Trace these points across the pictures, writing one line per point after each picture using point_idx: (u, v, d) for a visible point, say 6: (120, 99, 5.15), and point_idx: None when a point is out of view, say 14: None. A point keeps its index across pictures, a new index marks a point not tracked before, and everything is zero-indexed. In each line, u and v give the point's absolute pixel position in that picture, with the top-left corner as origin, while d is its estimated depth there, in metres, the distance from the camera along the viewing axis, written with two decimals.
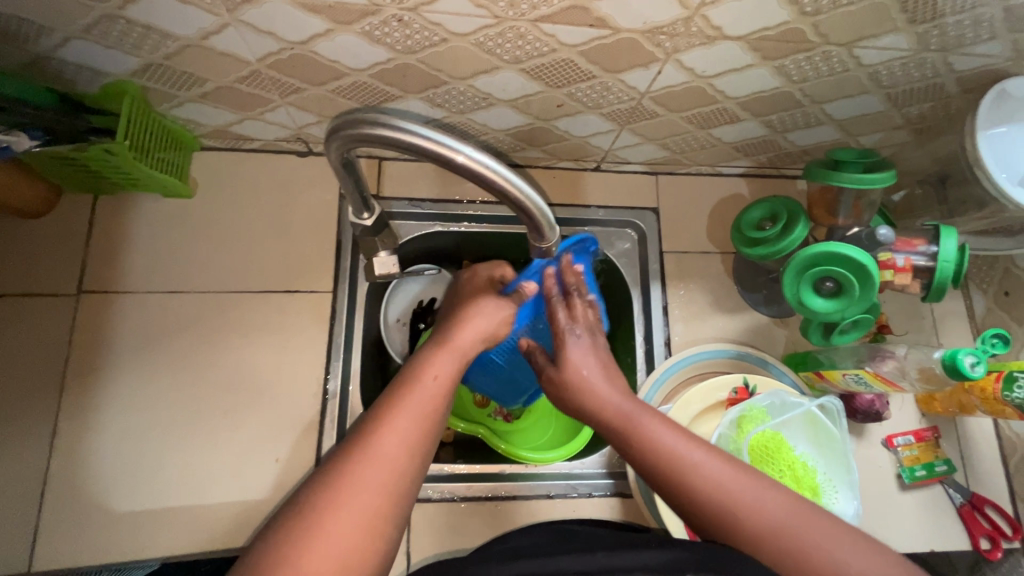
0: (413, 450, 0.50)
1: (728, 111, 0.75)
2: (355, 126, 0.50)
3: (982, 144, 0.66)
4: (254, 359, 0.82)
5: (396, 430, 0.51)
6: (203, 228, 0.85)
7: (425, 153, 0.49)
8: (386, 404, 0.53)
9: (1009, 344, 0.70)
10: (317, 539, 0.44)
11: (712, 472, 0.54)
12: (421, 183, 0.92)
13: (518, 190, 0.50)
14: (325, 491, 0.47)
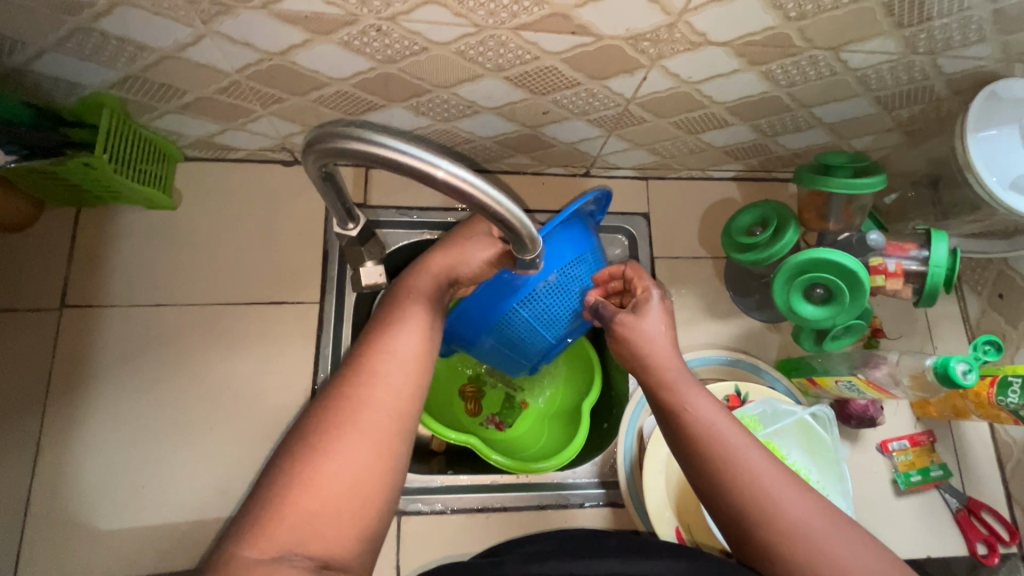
0: (413, 386, 0.52)
1: (716, 115, 0.74)
2: (331, 139, 0.49)
3: (972, 147, 0.65)
4: (240, 373, 0.81)
5: (394, 362, 0.52)
6: (187, 240, 0.84)
7: (402, 168, 0.48)
8: (381, 338, 0.54)
9: (1002, 349, 0.69)
10: (330, 459, 0.46)
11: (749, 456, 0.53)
12: (408, 191, 0.91)
13: (498, 205, 0.49)
14: (327, 424, 0.48)
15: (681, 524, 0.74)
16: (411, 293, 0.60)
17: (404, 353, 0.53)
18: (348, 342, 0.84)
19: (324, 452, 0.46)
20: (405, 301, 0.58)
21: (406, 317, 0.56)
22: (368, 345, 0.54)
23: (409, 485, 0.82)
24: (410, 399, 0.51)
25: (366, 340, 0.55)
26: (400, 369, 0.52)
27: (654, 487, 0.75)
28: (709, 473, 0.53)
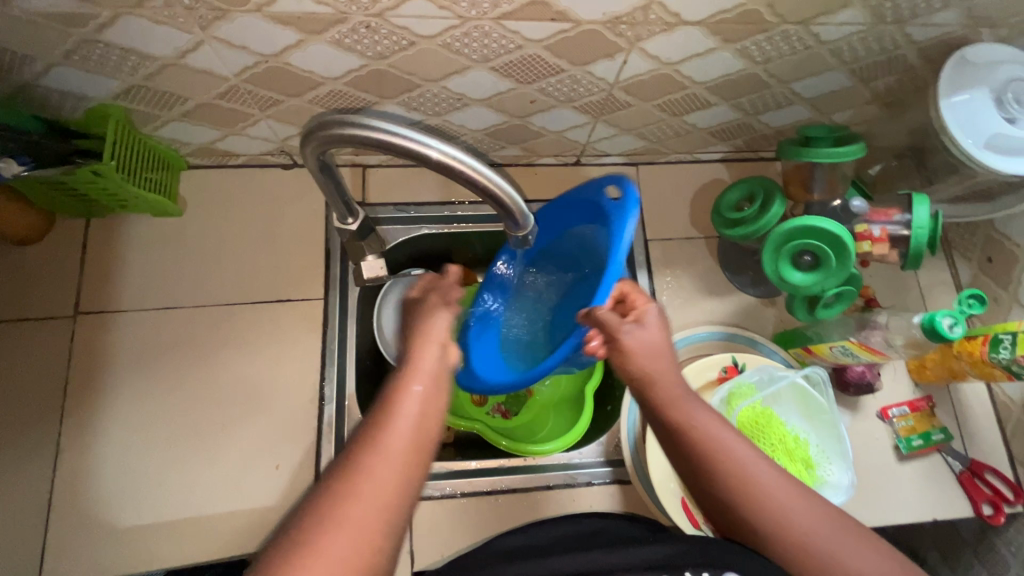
0: (402, 480, 0.48)
1: (698, 96, 0.77)
2: (328, 126, 0.52)
3: (947, 112, 0.67)
4: (250, 369, 0.83)
5: (383, 457, 0.48)
6: (194, 245, 0.87)
7: (398, 149, 0.52)
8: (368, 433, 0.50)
9: (987, 302, 0.69)
10: (309, 565, 0.42)
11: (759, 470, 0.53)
12: (406, 188, 0.94)
13: (489, 179, 0.54)
14: (306, 529, 0.44)
15: (685, 496, 0.77)
16: (406, 370, 0.56)
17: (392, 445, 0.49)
18: (353, 337, 0.87)
19: (299, 560, 0.42)
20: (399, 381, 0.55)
21: (399, 402, 0.52)
22: (356, 440, 0.49)
23: None
24: (399, 497, 0.47)
25: (357, 434, 0.51)
26: (388, 465, 0.48)
27: (657, 460, 0.78)
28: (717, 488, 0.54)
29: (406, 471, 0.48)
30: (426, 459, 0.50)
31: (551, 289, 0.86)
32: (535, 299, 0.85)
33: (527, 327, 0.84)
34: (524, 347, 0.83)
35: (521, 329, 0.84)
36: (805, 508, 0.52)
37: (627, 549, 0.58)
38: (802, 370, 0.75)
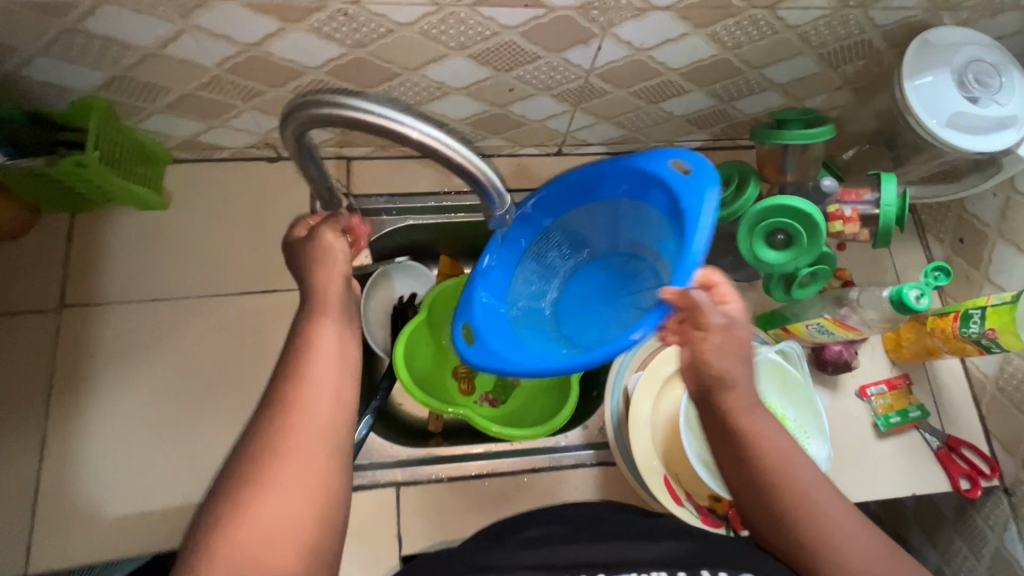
0: (335, 401, 0.55)
1: (673, 82, 0.78)
2: (308, 107, 0.53)
3: (911, 94, 0.69)
4: (236, 358, 0.84)
5: (311, 387, 0.55)
6: (179, 237, 0.87)
7: (378, 129, 0.53)
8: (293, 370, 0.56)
9: (954, 274, 0.68)
10: (266, 496, 0.49)
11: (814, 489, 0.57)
12: (391, 179, 0.95)
13: (469, 161, 0.56)
14: (255, 466, 0.50)
15: (669, 474, 0.76)
16: (315, 307, 0.61)
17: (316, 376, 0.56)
18: None
19: (261, 489, 0.49)
20: (312, 323, 0.60)
21: (314, 343, 0.58)
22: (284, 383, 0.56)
23: (408, 458, 0.85)
24: (335, 414, 0.55)
25: (280, 374, 0.57)
26: (318, 392, 0.55)
27: (642, 440, 0.77)
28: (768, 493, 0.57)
29: (336, 391, 0.56)
30: (351, 379, 0.58)
31: (555, 264, 0.82)
32: (539, 274, 0.81)
33: (534, 304, 0.80)
34: (533, 325, 0.78)
35: (529, 307, 0.79)
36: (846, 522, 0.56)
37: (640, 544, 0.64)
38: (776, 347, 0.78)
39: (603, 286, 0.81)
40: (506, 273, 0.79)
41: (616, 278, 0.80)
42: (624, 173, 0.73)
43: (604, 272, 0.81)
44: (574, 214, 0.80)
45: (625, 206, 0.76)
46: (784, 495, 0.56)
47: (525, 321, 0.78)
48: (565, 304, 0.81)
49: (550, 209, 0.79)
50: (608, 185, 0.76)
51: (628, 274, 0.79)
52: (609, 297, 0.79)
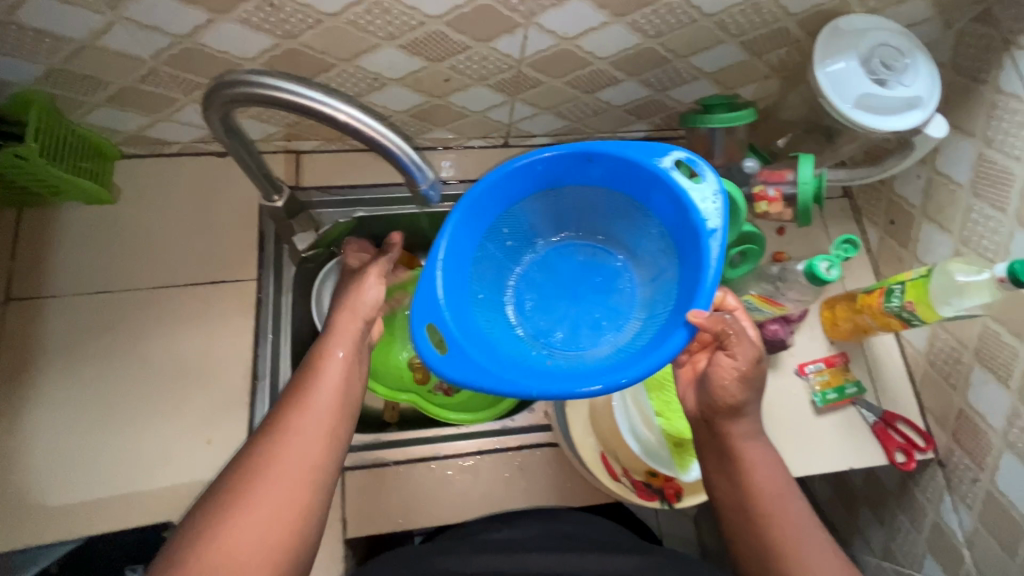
0: (331, 430, 0.61)
1: (604, 72, 0.81)
2: (210, 93, 0.57)
3: (824, 79, 0.73)
4: (183, 347, 0.85)
5: (309, 414, 0.61)
6: (127, 230, 0.89)
7: (275, 101, 0.56)
8: (297, 398, 0.62)
9: (862, 246, 0.69)
10: (249, 501, 0.55)
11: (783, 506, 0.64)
12: (340, 172, 0.95)
13: (359, 121, 0.57)
14: (248, 476, 0.56)
15: (605, 450, 0.78)
16: (332, 340, 0.67)
17: (317, 406, 0.61)
18: (287, 313, 0.90)
19: (246, 495, 0.55)
20: (326, 345, 0.66)
21: (323, 365, 0.64)
22: (288, 400, 0.62)
23: (354, 444, 0.85)
24: (328, 442, 0.60)
25: (285, 396, 0.63)
26: (313, 422, 0.60)
27: (577, 418, 0.79)
28: (743, 502, 0.65)
29: (331, 420, 0.61)
30: (347, 409, 0.63)
31: (509, 248, 0.70)
32: (493, 260, 0.69)
33: (492, 296, 0.68)
34: (494, 323, 0.67)
35: (488, 302, 0.68)
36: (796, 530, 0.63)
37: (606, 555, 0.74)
38: None
39: (558, 276, 0.72)
40: (465, 261, 0.66)
41: (575, 270, 0.72)
42: (613, 160, 0.63)
43: (559, 260, 0.73)
44: (540, 195, 0.68)
45: (599, 196, 0.68)
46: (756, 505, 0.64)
47: (488, 319, 0.66)
48: (523, 296, 0.71)
49: (515, 190, 0.66)
50: (588, 171, 0.66)
51: (590, 266, 0.72)
52: (569, 290, 0.71)
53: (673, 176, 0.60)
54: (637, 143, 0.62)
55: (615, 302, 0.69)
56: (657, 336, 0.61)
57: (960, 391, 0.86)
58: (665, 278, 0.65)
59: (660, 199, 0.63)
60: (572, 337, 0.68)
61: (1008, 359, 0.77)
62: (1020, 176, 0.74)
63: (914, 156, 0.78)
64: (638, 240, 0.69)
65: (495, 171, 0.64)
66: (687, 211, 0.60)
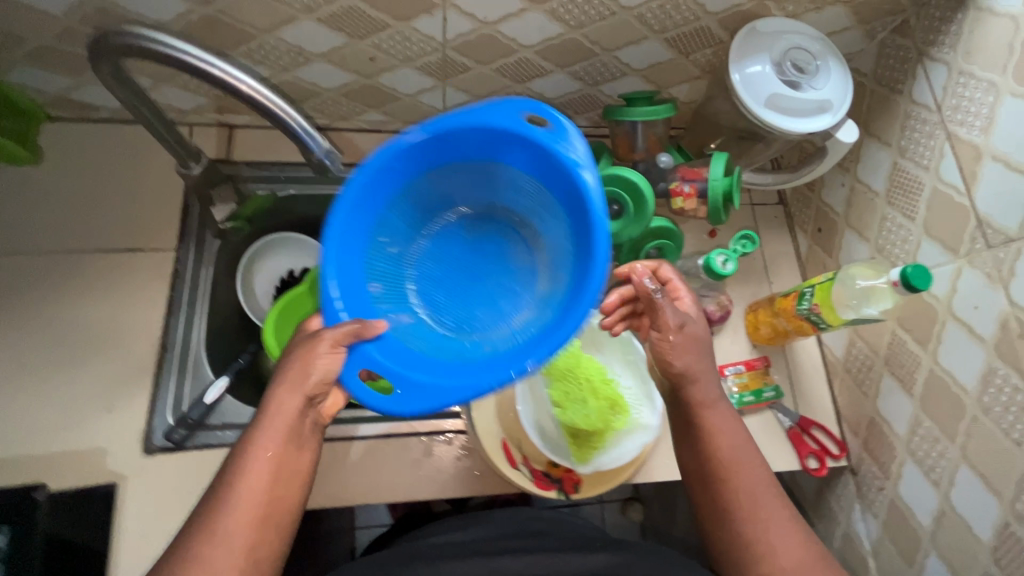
0: (249, 552, 0.54)
1: (531, 61, 0.82)
2: (93, 45, 0.56)
3: (739, 80, 0.74)
4: (91, 313, 0.83)
5: (225, 531, 0.53)
6: (47, 193, 0.87)
7: (156, 56, 0.56)
8: (205, 522, 0.54)
9: (757, 242, 0.71)
10: None
11: (749, 480, 0.60)
12: (271, 149, 0.95)
13: (245, 85, 0.57)
14: None
15: (507, 437, 0.78)
16: (259, 436, 0.58)
17: (230, 527, 0.54)
18: (204, 285, 0.88)
19: None
20: (251, 442, 0.57)
21: (245, 469, 0.56)
22: (202, 511, 0.55)
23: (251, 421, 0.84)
24: (247, 561, 0.53)
25: (201, 504, 0.56)
26: (229, 539, 0.53)
27: (483, 404, 0.78)
28: (712, 476, 0.62)
29: (252, 535, 0.54)
30: (274, 515, 0.56)
31: (393, 254, 0.67)
32: (384, 272, 0.66)
33: (400, 306, 0.66)
34: (413, 333, 0.65)
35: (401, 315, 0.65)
36: (766, 504, 0.59)
37: (577, 555, 0.72)
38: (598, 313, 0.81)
39: (452, 256, 0.70)
40: (359, 282, 0.62)
41: (471, 245, 0.70)
42: (460, 131, 0.59)
43: (450, 242, 0.70)
44: (404, 190, 0.64)
45: (467, 169, 0.64)
46: (720, 478, 0.61)
47: (414, 335, 0.64)
48: (426, 289, 0.69)
49: (378, 194, 0.62)
50: (448, 150, 0.61)
51: (483, 239, 0.70)
52: (471, 266, 0.70)
53: (531, 129, 0.57)
54: (484, 107, 0.58)
55: (523, 268, 0.69)
56: (573, 287, 0.59)
57: (871, 399, 0.86)
58: (558, 232, 0.64)
59: (518, 154, 0.60)
60: (491, 315, 0.67)
61: (914, 367, 0.78)
62: (929, 186, 0.75)
63: (829, 161, 0.79)
64: (523, 203, 0.67)
65: (349, 188, 0.59)
66: (553, 157, 0.57)
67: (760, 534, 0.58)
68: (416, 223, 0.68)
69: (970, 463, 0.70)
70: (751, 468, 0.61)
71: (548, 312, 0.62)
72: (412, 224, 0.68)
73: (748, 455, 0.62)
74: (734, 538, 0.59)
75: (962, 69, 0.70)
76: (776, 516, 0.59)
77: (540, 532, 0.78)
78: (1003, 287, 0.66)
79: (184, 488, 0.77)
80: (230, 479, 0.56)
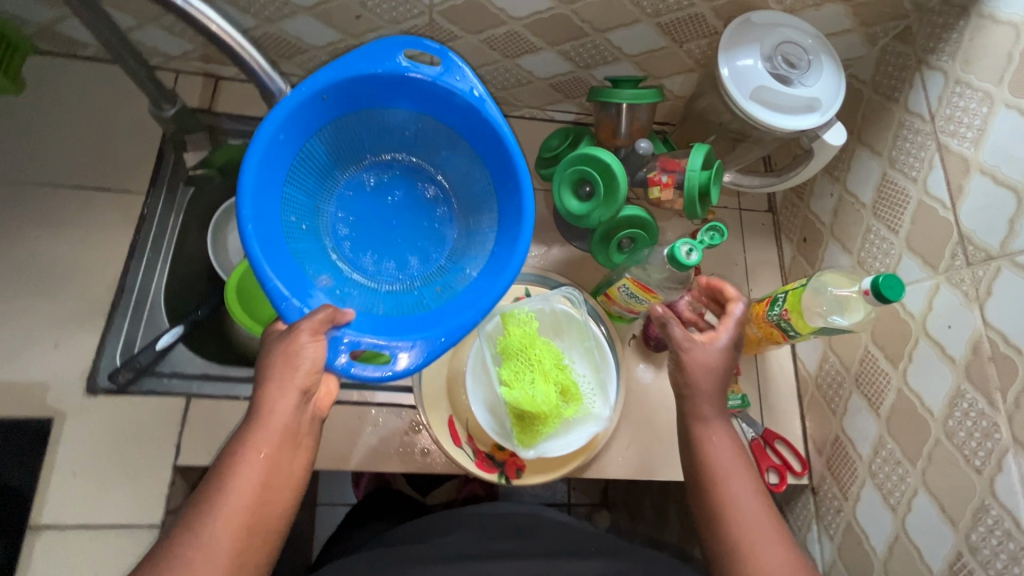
0: (235, 564, 0.49)
1: (521, 35, 0.80)
2: None
3: (728, 70, 0.72)
4: (52, 248, 0.81)
5: (212, 540, 0.49)
6: (24, 124, 0.86)
7: None
8: (187, 531, 0.49)
9: (726, 236, 0.68)
10: None
11: (738, 492, 0.57)
12: (255, 104, 0.93)
13: (212, 23, 0.52)
14: None
15: (453, 415, 0.76)
16: (250, 436, 0.53)
17: (218, 535, 0.49)
18: (171, 232, 0.87)
19: None
20: (242, 443, 0.53)
21: (236, 473, 0.51)
22: (184, 519, 0.50)
23: (200, 374, 0.82)
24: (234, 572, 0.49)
25: (183, 513, 0.50)
26: (217, 549, 0.49)
27: (433, 379, 0.77)
28: (700, 486, 0.58)
29: (241, 543, 0.50)
30: (266, 523, 0.52)
31: (307, 229, 0.69)
32: (305, 246, 0.68)
33: (337, 275, 0.70)
34: (360, 296, 0.70)
35: (345, 285, 0.70)
36: (755, 517, 0.55)
37: (571, 560, 0.65)
38: (559, 293, 0.75)
39: (358, 205, 0.74)
40: (294, 271, 0.63)
41: (377, 194, 0.75)
42: (345, 86, 0.61)
43: (354, 195, 0.74)
44: (299, 158, 0.65)
45: (354, 121, 0.67)
46: (708, 485, 0.58)
47: (370, 303, 0.69)
48: (352, 246, 0.73)
49: (273, 171, 0.62)
50: (330, 106, 0.63)
51: (388, 186, 0.75)
52: (383, 215, 0.75)
53: (413, 68, 0.61)
54: (354, 56, 0.60)
55: (433, 203, 0.76)
56: (502, 217, 0.68)
57: (838, 417, 0.83)
58: (463, 164, 0.72)
59: (404, 95, 0.65)
60: (423, 258, 0.74)
61: (883, 386, 0.75)
62: (915, 199, 0.72)
63: (815, 164, 0.77)
64: (417, 141, 0.72)
65: (246, 177, 0.58)
66: (448, 95, 0.63)
67: (746, 548, 0.54)
68: (315, 189, 0.70)
69: (928, 489, 0.67)
70: (743, 476, 0.58)
71: (483, 241, 0.71)
72: (315, 190, 0.70)
73: (740, 464, 0.58)
74: (723, 549, 0.55)
75: (959, 78, 0.67)
76: (765, 529, 0.55)
77: (525, 530, 0.70)
78: (979, 306, 0.63)
79: (122, 430, 0.75)
80: (217, 490, 0.51)
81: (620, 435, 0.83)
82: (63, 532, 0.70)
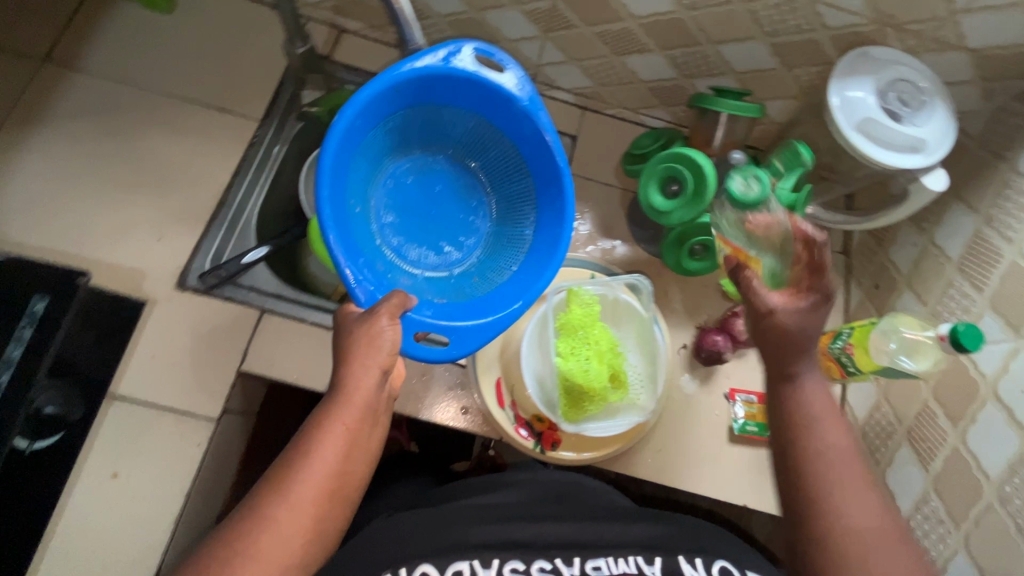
0: (315, 521, 0.52)
1: (633, 33, 0.83)
2: None
3: (836, 99, 0.73)
4: (172, 153, 0.89)
5: (296, 500, 0.52)
6: (169, 41, 0.95)
7: None
8: (272, 490, 0.52)
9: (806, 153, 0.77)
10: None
11: (829, 448, 0.52)
12: (370, 59, 1.00)
13: None
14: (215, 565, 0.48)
15: (502, 378, 0.79)
16: (332, 408, 0.56)
17: (303, 497, 0.52)
18: (274, 161, 0.95)
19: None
20: (325, 414, 0.56)
21: (319, 441, 0.54)
22: (270, 477, 0.53)
23: (271, 291, 0.87)
24: (315, 529, 0.52)
25: (267, 475, 0.54)
26: (300, 508, 0.52)
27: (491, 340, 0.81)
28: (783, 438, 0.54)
29: (322, 505, 0.53)
30: (345, 486, 0.55)
31: (359, 214, 0.71)
32: (359, 229, 0.70)
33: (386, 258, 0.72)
34: (404, 280, 0.72)
35: (393, 266, 0.72)
36: (846, 473, 0.51)
37: (611, 524, 0.60)
38: (624, 282, 0.78)
39: (400, 193, 0.77)
40: (357, 250, 0.65)
41: (418, 185, 0.78)
42: (414, 82, 0.65)
43: (395, 185, 0.76)
44: (362, 144, 0.68)
45: (410, 114, 0.71)
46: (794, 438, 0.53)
47: (417, 288, 0.72)
48: (395, 232, 0.76)
49: (344, 154, 0.64)
50: (398, 96, 0.67)
51: (429, 178, 0.78)
52: (424, 205, 0.78)
53: (483, 73, 0.66)
54: (431, 54, 0.65)
55: (470, 198, 0.79)
56: (539, 215, 0.74)
57: (881, 467, 0.82)
58: (502, 164, 0.77)
59: (463, 95, 0.69)
60: (457, 245, 0.78)
61: (938, 443, 0.73)
62: (1008, 259, 0.70)
63: (905, 209, 0.76)
64: (460, 139, 0.76)
65: (325, 156, 0.60)
66: (506, 100, 0.68)
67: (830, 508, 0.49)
68: (364, 175, 0.72)
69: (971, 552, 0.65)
70: (834, 429, 0.53)
71: (518, 236, 0.76)
72: (365, 176, 0.72)
73: (832, 418, 0.54)
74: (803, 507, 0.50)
75: None
76: (858, 488, 0.50)
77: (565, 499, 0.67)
78: None
79: (200, 327, 0.81)
80: (301, 454, 0.54)
81: (654, 436, 0.83)
82: (133, 405, 0.77)
